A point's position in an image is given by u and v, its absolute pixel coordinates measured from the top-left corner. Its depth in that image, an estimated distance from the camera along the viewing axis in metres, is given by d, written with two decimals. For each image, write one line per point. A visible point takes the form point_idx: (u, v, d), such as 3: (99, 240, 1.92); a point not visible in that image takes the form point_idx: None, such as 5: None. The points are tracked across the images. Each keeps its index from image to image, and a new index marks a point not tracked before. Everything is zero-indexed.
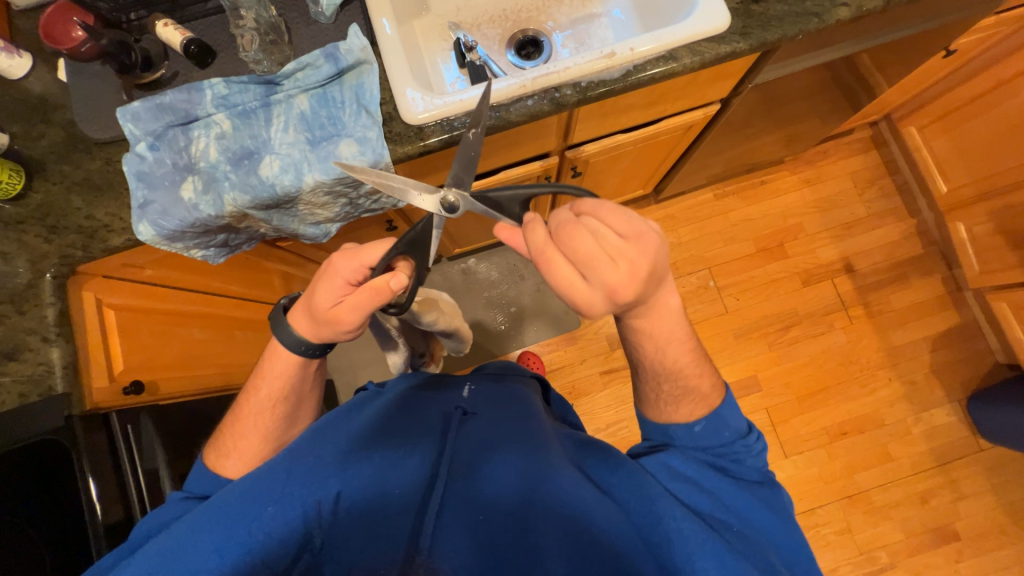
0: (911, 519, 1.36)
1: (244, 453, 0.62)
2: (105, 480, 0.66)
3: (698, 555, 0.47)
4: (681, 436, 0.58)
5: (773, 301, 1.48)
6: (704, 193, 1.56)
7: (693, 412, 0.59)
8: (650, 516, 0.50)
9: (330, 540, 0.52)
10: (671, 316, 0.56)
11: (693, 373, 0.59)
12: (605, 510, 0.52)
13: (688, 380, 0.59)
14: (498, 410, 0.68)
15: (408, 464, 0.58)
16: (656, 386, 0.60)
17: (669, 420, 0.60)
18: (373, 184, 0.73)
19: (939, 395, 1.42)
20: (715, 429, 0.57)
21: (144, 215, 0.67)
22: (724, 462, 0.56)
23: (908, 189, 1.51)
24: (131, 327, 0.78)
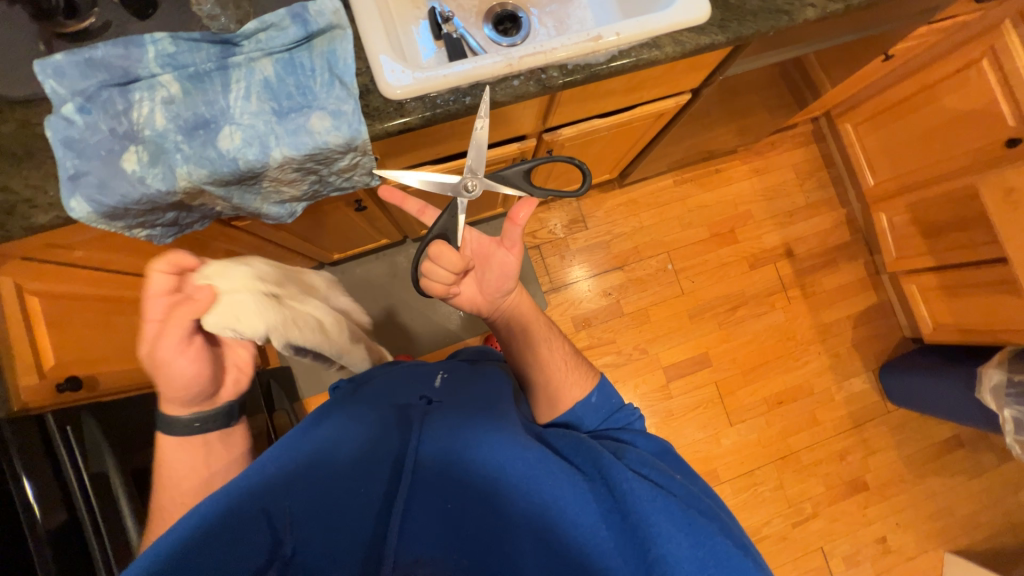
0: (831, 473, 1.55)
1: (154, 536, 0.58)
2: (43, 484, 0.58)
3: (653, 514, 0.49)
4: (587, 412, 0.69)
5: (723, 283, 1.59)
6: (664, 178, 1.61)
7: (584, 384, 0.71)
8: (608, 485, 0.52)
9: (300, 545, 0.50)
10: (531, 309, 0.76)
11: (566, 351, 0.75)
12: (569, 483, 0.53)
13: (569, 354, 0.75)
14: (466, 394, 0.68)
15: (373, 457, 0.58)
16: (552, 369, 0.72)
17: (570, 398, 0.70)
18: (347, 162, 0.68)
19: (858, 366, 1.61)
20: (605, 399, 0.70)
21: (76, 188, 0.58)
22: (617, 427, 0.68)
23: (841, 181, 1.66)
24: (58, 317, 0.69)
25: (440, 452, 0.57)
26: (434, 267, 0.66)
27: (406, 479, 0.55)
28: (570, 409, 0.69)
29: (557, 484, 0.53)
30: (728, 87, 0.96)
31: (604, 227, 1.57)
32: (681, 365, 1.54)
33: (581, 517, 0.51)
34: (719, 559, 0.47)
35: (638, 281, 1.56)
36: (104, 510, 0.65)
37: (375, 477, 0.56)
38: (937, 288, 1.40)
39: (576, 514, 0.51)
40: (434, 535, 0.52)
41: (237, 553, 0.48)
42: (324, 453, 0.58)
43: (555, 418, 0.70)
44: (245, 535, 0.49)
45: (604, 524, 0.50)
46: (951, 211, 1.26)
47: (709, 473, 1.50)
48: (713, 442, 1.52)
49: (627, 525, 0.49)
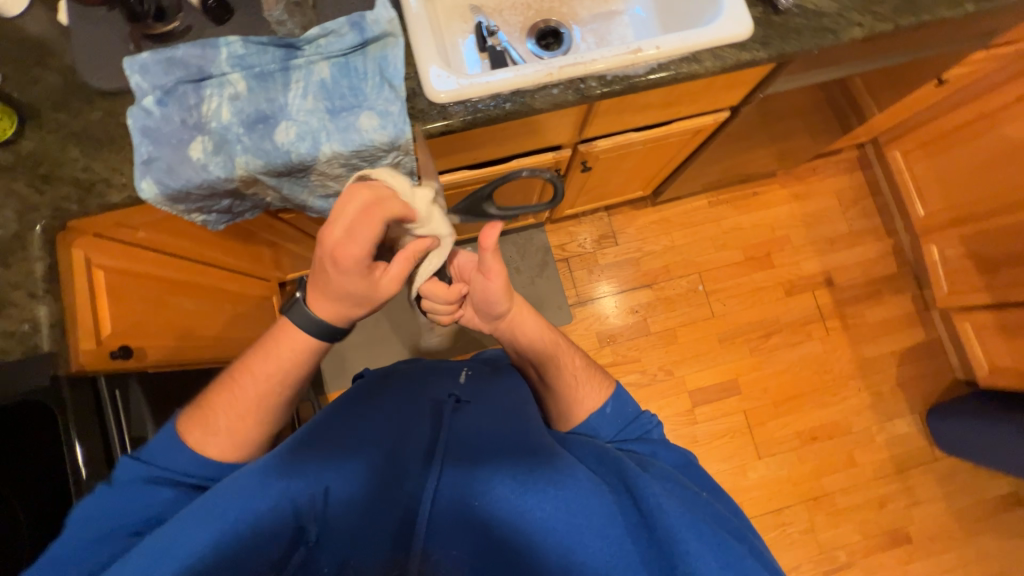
0: (869, 521, 1.44)
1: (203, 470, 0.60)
2: (92, 444, 0.63)
3: (681, 531, 0.47)
4: (602, 424, 0.68)
5: (757, 308, 1.54)
6: (698, 199, 1.60)
7: (598, 395, 0.69)
8: (634, 499, 0.51)
9: (327, 536, 0.51)
10: (537, 325, 0.72)
11: (578, 365, 0.71)
12: (595, 494, 0.51)
13: (581, 368, 0.71)
14: (490, 394, 0.67)
15: (398, 455, 0.57)
16: (563, 390, 0.69)
17: (585, 410, 0.68)
18: (389, 161, 0.71)
19: (903, 406, 1.50)
20: (620, 409, 0.68)
21: (148, 171, 0.64)
22: (638, 438, 0.66)
23: (888, 210, 1.60)
24: (119, 292, 0.74)
25: (465, 455, 0.56)
26: (431, 303, 0.70)
27: (431, 480, 0.54)
28: (585, 420, 0.68)
29: (583, 494, 0.51)
30: (769, 106, 0.96)
31: (634, 244, 1.56)
32: (708, 390, 1.49)
33: (607, 529, 0.49)
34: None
35: (667, 300, 1.53)
36: None
37: (400, 472, 0.55)
38: (994, 328, 1.30)
39: (602, 524, 0.50)
40: (458, 541, 0.52)
41: (268, 540, 0.49)
42: (345, 441, 0.56)
43: (574, 428, 0.69)
44: (275, 527, 0.49)
45: (631, 538, 0.49)
46: (1011, 246, 1.18)
47: None
48: (739, 474, 1.45)
49: (654, 541, 0.48)
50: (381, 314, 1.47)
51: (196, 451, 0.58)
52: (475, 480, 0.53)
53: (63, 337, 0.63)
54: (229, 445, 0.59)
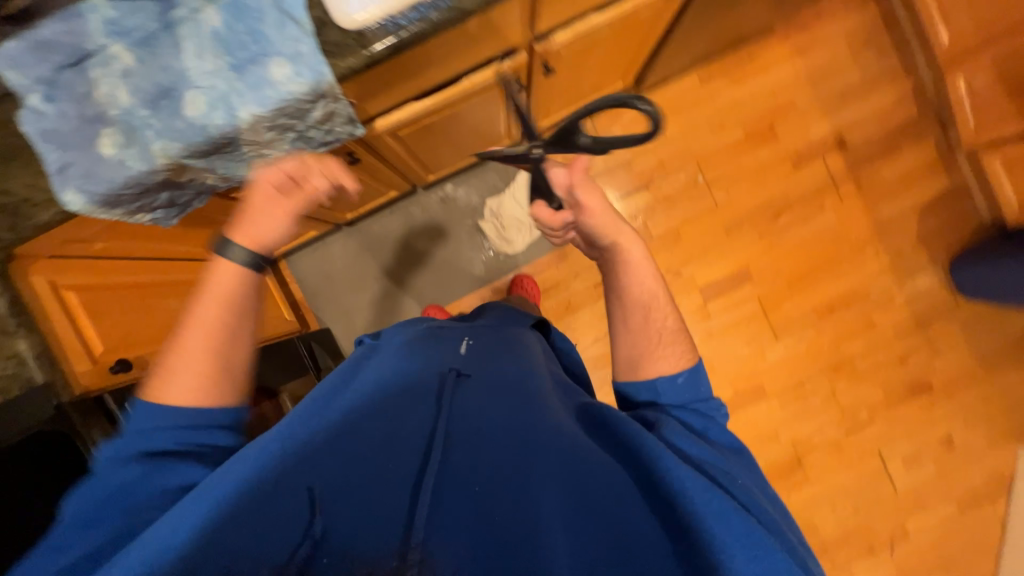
0: (890, 377, 1.47)
1: (186, 383, 0.56)
2: None
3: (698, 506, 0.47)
4: (667, 390, 0.63)
5: (763, 188, 1.44)
6: (688, 78, 1.43)
7: (674, 360, 0.65)
8: (640, 469, 0.51)
9: (332, 523, 0.48)
10: (645, 268, 0.69)
11: (665, 325, 0.67)
12: (603, 470, 0.52)
13: (666, 329, 0.67)
14: (493, 368, 0.66)
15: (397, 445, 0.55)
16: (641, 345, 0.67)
17: (657, 372, 0.65)
18: (321, 112, 0.64)
19: (924, 261, 1.45)
20: (694, 383, 0.63)
21: (66, 180, 0.58)
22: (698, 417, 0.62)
23: (907, 45, 1.40)
24: (99, 306, 0.74)
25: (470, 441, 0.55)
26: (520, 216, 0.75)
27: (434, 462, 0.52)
28: (652, 380, 0.64)
29: (586, 467, 0.52)
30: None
31: (624, 145, 1.44)
32: (719, 283, 1.45)
33: (622, 508, 0.49)
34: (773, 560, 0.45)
35: (666, 199, 1.44)
36: None
37: (403, 449, 0.54)
38: None
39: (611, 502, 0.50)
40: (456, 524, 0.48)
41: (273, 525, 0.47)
42: (349, 428, 0.56)
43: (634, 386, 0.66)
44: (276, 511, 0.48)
45: (627, 505, 0.50)
46: None
47: (754, 389, 1.47)
48: (757, 358, 1.47)
49: (664, 514, 0.49)
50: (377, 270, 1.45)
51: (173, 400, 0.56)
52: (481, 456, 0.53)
53: (53, 363, 0.65)
54: (201, 389, 0.57)
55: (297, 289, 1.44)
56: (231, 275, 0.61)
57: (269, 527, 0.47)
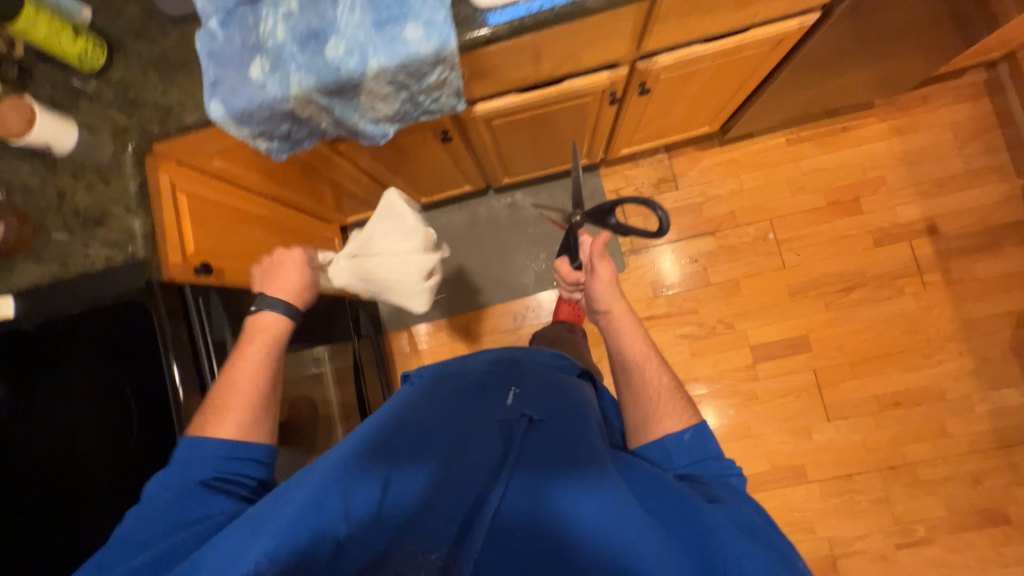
0: (958, 496, 1.29)
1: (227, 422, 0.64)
2: (184, 356, 0.68)
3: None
4: (676, 449, 0.71)
5: (838, 259, 1.37)
6: (774, 137, 1.42)
7: (677, 420, 0.73)
8: (704, 554, 0.50)
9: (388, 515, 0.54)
10: (635, 330, 0.84)
11: (662, 381, 0.78)
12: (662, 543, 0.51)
13: (664, 387, 0.77)
14: (559, 437, 0.63)
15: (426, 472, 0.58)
16: (644, 407, 0.76)
17: (664, 427, 0.73)
18: (436, 78, 0.71)
19: (1015, 374, 1.30)
20: (700, 441, 0.71)
21: (215, 93, 0.68)
22: (712, 473, 0.68)
23: (1020, 145, 1.33)
24: (200, 217, 0.83)
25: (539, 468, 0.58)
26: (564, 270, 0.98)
27: (497, 490, 0.56)
28: (660, 440, 0.72)
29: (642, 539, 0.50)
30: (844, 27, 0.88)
31: (696, 188, 1.43)
32: (772, 345, 1.37)
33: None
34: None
35: (731, 248, 1.41)
36: None
37: (463, 474, 0.58)
38: None
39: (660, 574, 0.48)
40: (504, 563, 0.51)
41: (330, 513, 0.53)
42: (400, 456, 0.60)
43: (646, 445, 0.74)
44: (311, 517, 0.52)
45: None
46: None
47: (795, 469, 1.34)
48: (803, 436, 1.35)
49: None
50: None
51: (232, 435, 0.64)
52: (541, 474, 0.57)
53: (154, 247, 0.70)
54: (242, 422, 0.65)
55: None
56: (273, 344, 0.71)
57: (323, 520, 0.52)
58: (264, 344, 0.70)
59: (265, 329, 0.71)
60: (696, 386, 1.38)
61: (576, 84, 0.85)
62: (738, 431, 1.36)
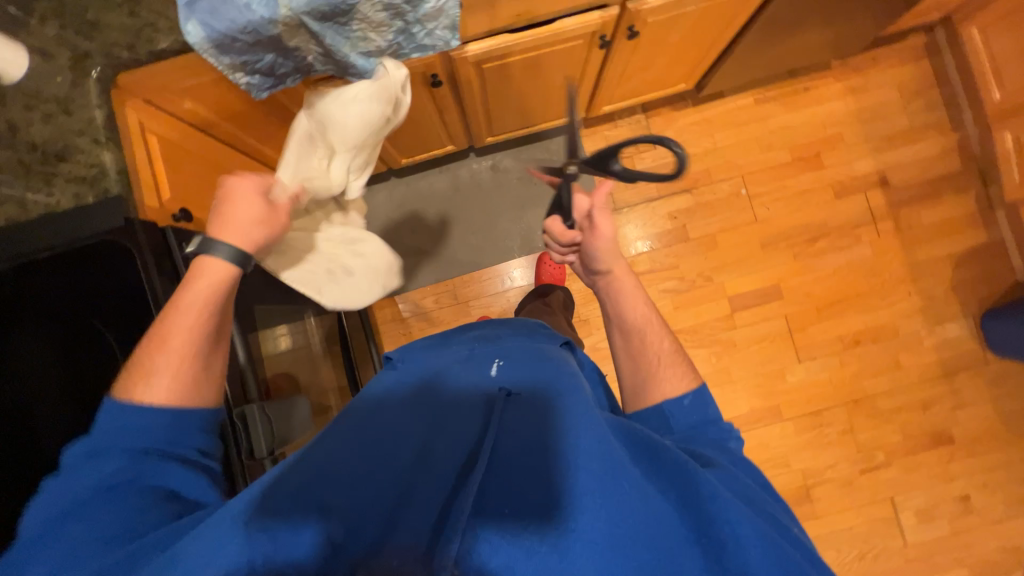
0: (911, 423, 1.42)
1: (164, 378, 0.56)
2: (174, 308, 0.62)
3: (744, 555, 0.42)
4: (675, 412, 0.64)
5: (803, 212, 1.47)
6: (743, 96, 1.48)
7: (678, 383, 0.67)
8: (699, 517, 0.45)
9: (351, 532, 0.45)
10: (636, 289, 0.78)
11: (661, 344, 0.72)
12: (656, 510, 0.45)
13: (665, 350, 0.71)
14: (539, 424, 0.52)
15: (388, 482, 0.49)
16: (643, 367, 0.70)
17: (663, 391, 0.67)
18: (433, 4, 0.68)
19: (955, 310, 1.44)
20: (701, 404, 0.64)
21: (192, 12, 0.62)
22: (709, 439, 0.60)
23: (955, 103, 1.47)
24: (174, 167, 0.74)
25: (518, 464, 0.49)
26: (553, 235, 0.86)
27: (465, 494, 0.46)
28: (657, 403, 0.66)
29: (629, 505, 0.44)
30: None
31: (673, 147, 1.47)
32: (747, 295, 1.45)
33: (664, 549, 0.43)
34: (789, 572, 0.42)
35: (707, 205, 1.47)
36: None
37: (436, 468, 0.49)
38: None
39: (653, 544, 0.43)
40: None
41: (288, 534, 0.44)
42: (370, 459, 0.51)
43: (643, 409, 0.67)
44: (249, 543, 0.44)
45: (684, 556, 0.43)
46: None
47: (771, 409, 1.43)
48: (777, 378, 1.44)
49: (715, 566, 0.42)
50: (415, 224, 1.47)
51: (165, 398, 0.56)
52: (524, 447, 0.50)
53: (128, 185, 0.64)
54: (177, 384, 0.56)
55: None
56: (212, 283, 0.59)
57: (280, 541, 0.44)
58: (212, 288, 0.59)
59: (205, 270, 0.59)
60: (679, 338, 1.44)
61: (569, 23, 0.85)
62: (719, 378, 1.44)
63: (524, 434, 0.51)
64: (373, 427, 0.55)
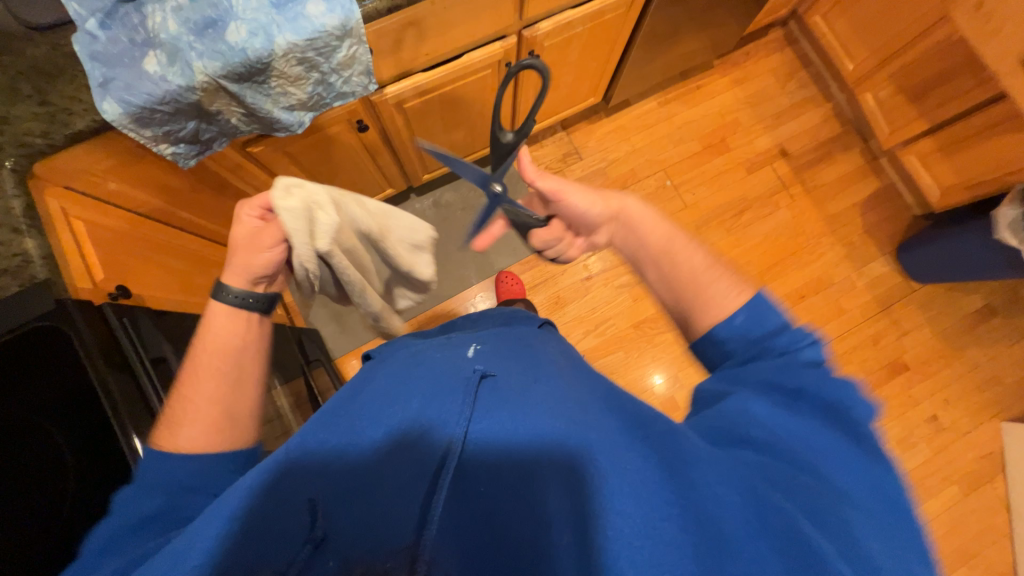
0: (868, 359, 1.53)
1: (200, 418, 0.56)
2: (121, 383, 0.60)
3: (723, 511, 0.41)
4: (728, 327, 0.63)
5: (724, 190, 1.61)
6: (647, 101, 1.65)
7: (736, 290, 0.67)
8: (674, 476, 0.42)
9: (334, 527, 0.42)
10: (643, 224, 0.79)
11: (695, 262, 0.73)
12: (636, 472, 0.42)
13: (699, 264, 0.73)
14: (520, 395, 0.49)
15: (355, 478, 0.45)
16: (692, 292, 0.70)
17: (723, 300, 0.66)
18: (345, 54, 0.73)
19: (874, 250, 1.60)
20: (755, 318, 0.62)
21: (107, 92, 0.64)
22: (774, 349, 0.58)
23: (822, 77, 1.70)
24: (104, 246, 0.72)
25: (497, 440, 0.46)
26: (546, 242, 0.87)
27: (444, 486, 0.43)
28: (726, 308, 0.65)
29: (614, 471, 0.42)
30: (669, 9, 1.13)
31: (597, 155, 1.60)
32: None
33: (651, 508, 0.40)
34: (786, 537, 0.39)
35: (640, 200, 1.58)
36: None
37: (411, 454, 0.45)
38: (936, 151, 1.38)
39: (639, 503, 0.40)
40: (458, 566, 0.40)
41: (271, 538, 0.41)
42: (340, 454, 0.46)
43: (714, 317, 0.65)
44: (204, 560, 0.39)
45: (664, 517, 0.40)
46: (933, 67, 1.26)
47: None
48: None
49: (696, 525, 0.40)
50: None
51: (189, 449, 0.54)
52: (511, 420, 0.46)
53: (55, 267, 0.64)
54: (201, 429, 0.56)
55: None
56: (233, 320, 0.62)
57: (257, 547, 0.40)
58: (236, 320, 0.62)
59: (238, 313, 0.63)
60: (645, 327, 1.50)
61: (475, 56, 0.94)
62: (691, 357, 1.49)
63: (511, 403, 0.48)
64: (349, 416, 0.50)
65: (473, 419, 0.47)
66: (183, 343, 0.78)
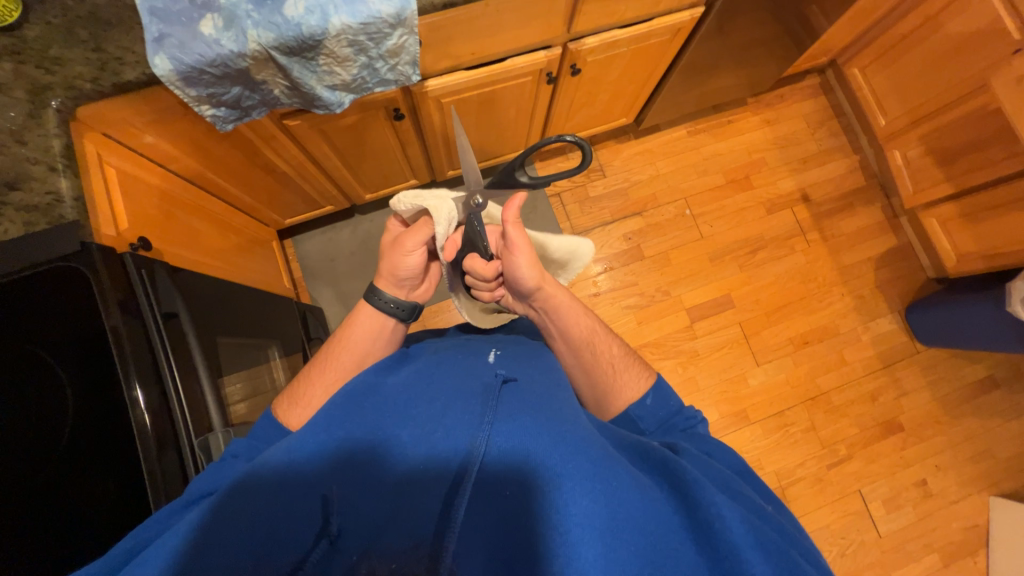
0: (864, 414, 1.52)
1: (311, 402, 0.61)
2: (133, 333, 0.60)
3: (737, 534, 0.39)
4: (643, 415, 0.64)
5: (742, 227, 1.61)
6: (677, 129, 1.66)
7: (638, 385, 0.67)
8: (686, 502, 0.43)
9: (350, 522, 0.44)
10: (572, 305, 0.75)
11: (612, 352, 0.71)
12: (650, 495, 0.43)
13: (615, 357, 0.71)
14: (538, 402, 0.51)
15: (378, 472, 0.46)
16: (602, 380, 0.69)
17: (622, 401, 0.66)
18: (395, 42, 0.74)
19: (883, 306, 1.60)
20: (661, 402, 0.65)
21: (161, 47, 0.65)
22: (677, 427, 0.63)
23: (852, 129, 1.71)
24: (132, 193, 0.74)
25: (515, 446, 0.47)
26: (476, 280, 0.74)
27: (462, 492, 0.44)
28: (624, 412, 0.65)
29: (626, 489, 0.42)
30: (712, 42, 1.15)
31: (621, 175, 1.61)
32: (702, 306, 1.55)
33: (658, 532, 0.41)
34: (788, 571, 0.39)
35: (658, 225, 1.59)
36: (197, 408, 0.64)
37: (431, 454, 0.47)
38: (957, 217, 1.38)
39: (648, 527, 0.41)
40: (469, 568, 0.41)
41: (293, 525, 0.43)
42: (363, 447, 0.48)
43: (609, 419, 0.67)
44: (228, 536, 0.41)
45: (675, 539, 0.41)
46: (966, 134, 1.27)
47: (738, 414, 1.49)
48: (740, 382, 1.51)
49: (706, 551, 0.40)
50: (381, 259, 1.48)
51: (286, 423, 0.60)
52: (531, 420, 0.48)
53: (85, 211, 0.63)
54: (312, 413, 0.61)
55: (297, 267, 1.44)
56: (373, 321, 0.70)
57: (279, 536, 0.42)
58: (379, 322, 0.70)
59: (383, 317, 0.71)
60: (646, 351, 1.50)
61: (518, 62, 0.95)
62: (688, 387, 1.49)
63: (531, 410, 0.49)
64: (374, 408, 0.52)
65: (493, 425, 0.47)
66: (199, 302, 0.78)
